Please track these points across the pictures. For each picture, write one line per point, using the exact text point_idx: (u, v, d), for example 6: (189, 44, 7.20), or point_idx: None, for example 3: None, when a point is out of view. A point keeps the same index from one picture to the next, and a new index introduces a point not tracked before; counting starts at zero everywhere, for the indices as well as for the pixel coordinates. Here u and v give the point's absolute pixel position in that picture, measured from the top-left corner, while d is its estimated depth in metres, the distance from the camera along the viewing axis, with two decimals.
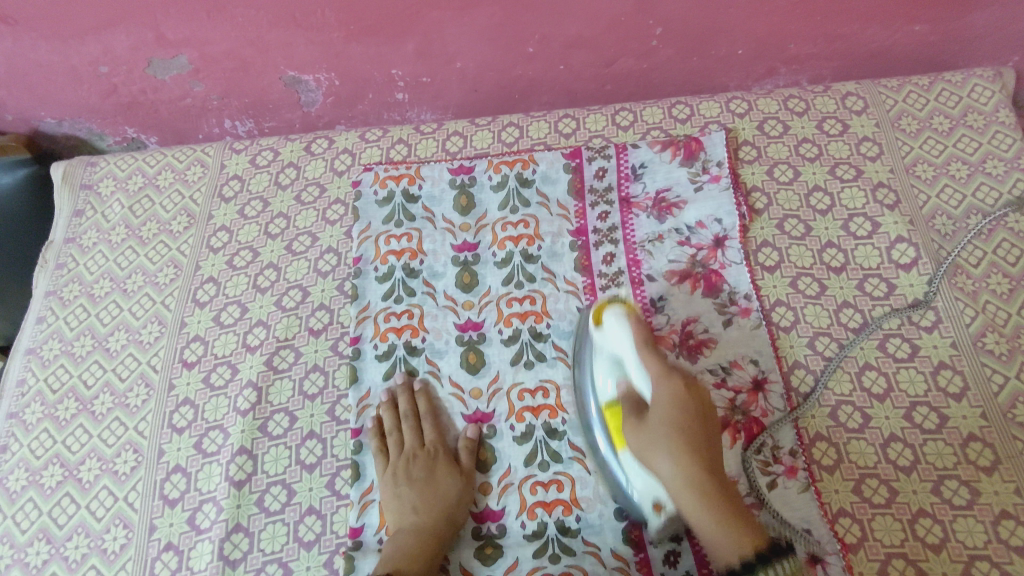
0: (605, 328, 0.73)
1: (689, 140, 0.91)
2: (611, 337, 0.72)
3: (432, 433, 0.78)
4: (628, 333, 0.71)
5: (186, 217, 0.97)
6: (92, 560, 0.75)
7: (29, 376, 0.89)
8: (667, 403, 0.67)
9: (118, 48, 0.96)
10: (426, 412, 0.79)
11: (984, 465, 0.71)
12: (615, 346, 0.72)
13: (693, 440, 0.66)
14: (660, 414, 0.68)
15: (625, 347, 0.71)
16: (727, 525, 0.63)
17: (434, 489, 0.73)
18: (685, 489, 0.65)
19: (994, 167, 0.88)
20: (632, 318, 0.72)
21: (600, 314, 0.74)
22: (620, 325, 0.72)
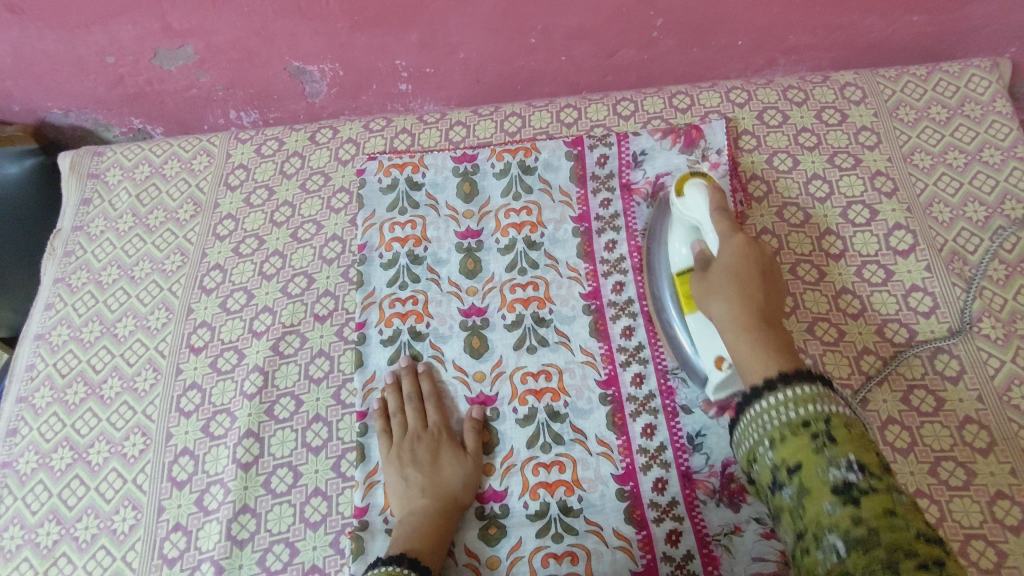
0: (684, 196, 0.74)
1: (690, 128, 0.92)
2: (687, 207, 0.74)
3: (435, 414, 0.79)
4: (706, 205, 0.73)
5: (193, 206, 0.98)
6: (102, 540, 0.76)
7: (39, 362, 0.90)
8: (730, 256, 0.67)
9: (125, 38, 0.97)
10: (429, 395, 0.80)
11: (980, 447, 0.72)
12: (689, 211, 0.74)
13: (753, 281, 0.65)
14: (723, 257, 0.68)
15: (704, 215, 0.73)
16: (758, 345, 0.61)
17: (439, 471, 0.74)
18: (725, 299, 0.65)
19: (991, 156, 0.89)
20: (712, 191, 0.73)
21: (681, 185, 0.75)
22: (699, 197, 0.73)
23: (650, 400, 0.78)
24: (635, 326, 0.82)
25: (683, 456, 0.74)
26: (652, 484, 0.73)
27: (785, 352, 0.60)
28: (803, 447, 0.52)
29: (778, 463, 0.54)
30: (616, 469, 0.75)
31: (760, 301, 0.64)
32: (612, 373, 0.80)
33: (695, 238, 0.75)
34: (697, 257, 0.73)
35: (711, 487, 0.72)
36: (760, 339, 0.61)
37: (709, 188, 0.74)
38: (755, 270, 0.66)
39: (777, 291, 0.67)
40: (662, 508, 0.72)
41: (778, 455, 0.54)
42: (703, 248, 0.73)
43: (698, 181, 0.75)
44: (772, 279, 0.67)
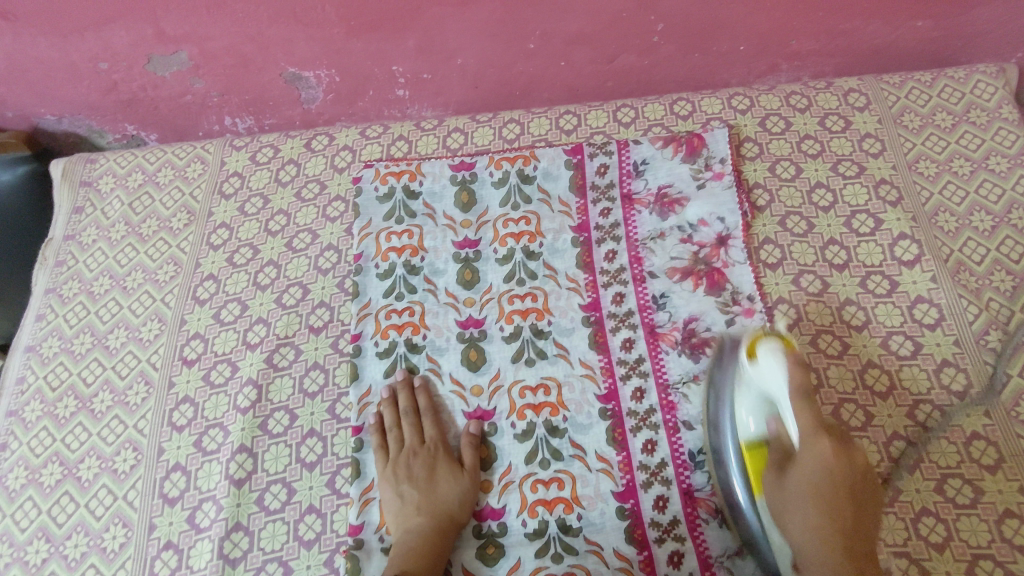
0: (760, 363, 0.66)
1: (691, 137, 0.91)
2: (761, 376, 0.67)
3: (432, 430, 0.77)
4: (784, 384, 0.65)
5: (186, 215, 0.97)
6: (92, 558, 0.75)
7: (29, 374, 0.88)
8: (816, 472, 0.63)
9: (118, 44, 0.96)
10: (426, 410, 0.78)
11: (988, 463, 0.70)
12: (768, 384, 0.66)
13: (837, 496, 0.62)
14: (808, 466, 0.63)
15: (778, 394, 0.65)
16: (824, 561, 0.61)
17: (433, 489, 0.73)
18: (810, 527, 0.62)
19: (998, 164, 0.87)
20: (792, 359, 0.65)
21: (753, 346, 0.68)
22: (775, 370, 0.65)
23: (651, 415, 0.76)
24: (635, 338, 0.80)
25: (684, 473, 0.73)
26: (653, 502, 0.72)
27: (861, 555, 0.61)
28: None
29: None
30: (616, 486, 0.73)
31: (846, 520, 0.61)
32: (612, 387, 0.78)
33: (770, 414, 0.68)
34: (777, 448, 0.67)
35: (713, 506, 0.71)
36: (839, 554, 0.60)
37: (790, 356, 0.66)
38: (846, 500, 0.62)
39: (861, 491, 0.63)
40: (664, 527, 0.71)
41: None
42: (781, 431, 0.67)
43: (776, 342, 0.67)
44: (864, 494, 0.63)
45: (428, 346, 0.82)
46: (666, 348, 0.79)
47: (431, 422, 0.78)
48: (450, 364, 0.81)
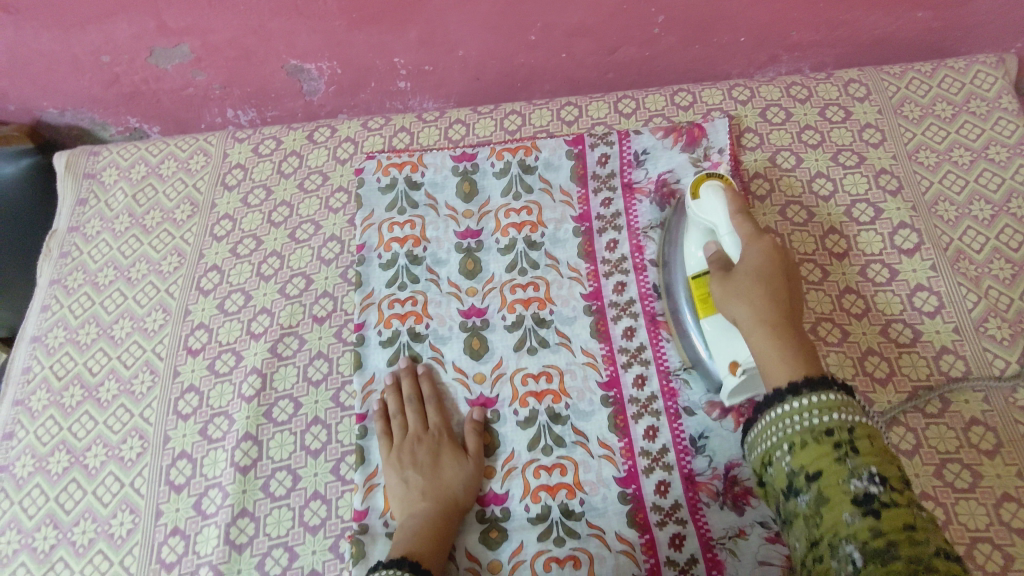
0: (701, 198, 0.75)
1: (693, 127, 0.91)
2: (706, 212, 0.75)
3: (437, 417, 0.78)
4: (724, 218, 0.73)
5: (190, 206, 0.97)
6: (99, 544, 0.76)
7: (35, 364, 0.89)
8: (758, 258, 0.68)
9: (120, 37, 0.96)
10: (431, 397, 0.79)
11: (986, 448, 0.71)
12: (710, 216, 0.74)
13: (776, 278, 0.67)
14: (749, 259, 0.68)
15: (716, 216, 0.74)
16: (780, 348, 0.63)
17: (439, 474, 0.73)
18: (751, 310, 0.66)
19: (997, 153, 0.88)
20: (729, 194, 0.74)
21: (697, 187, 0.76)
22: (715, 198, 0.74)
23: (652, 402, 0.77)
24: (637, 327, 0.81)
25: (685, 458, 0.74)
26: (655, 487, 0.73)
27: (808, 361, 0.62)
28: (825, 459, 0.55)
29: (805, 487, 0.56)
30: (618, 471, 0.74)
31: (782, 278, 0.67)
32: (613, 375, 0.79)
33: (711, 240, 0.75)
34: (716, 261, 0.72)
35: (714, 489, 0.72)
36: (787, 346, 0.63)
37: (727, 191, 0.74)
38: (786, 271, 0.68)
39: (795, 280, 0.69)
40: (665, 511, 0.71)
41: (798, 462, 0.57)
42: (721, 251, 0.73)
43: (715, 182, 0.76)
44: (795, 276, 0.69)
45: (430, 335, 0.83)
46: (667, 336, 0.80)
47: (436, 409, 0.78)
48: (452, 353, 0.82)
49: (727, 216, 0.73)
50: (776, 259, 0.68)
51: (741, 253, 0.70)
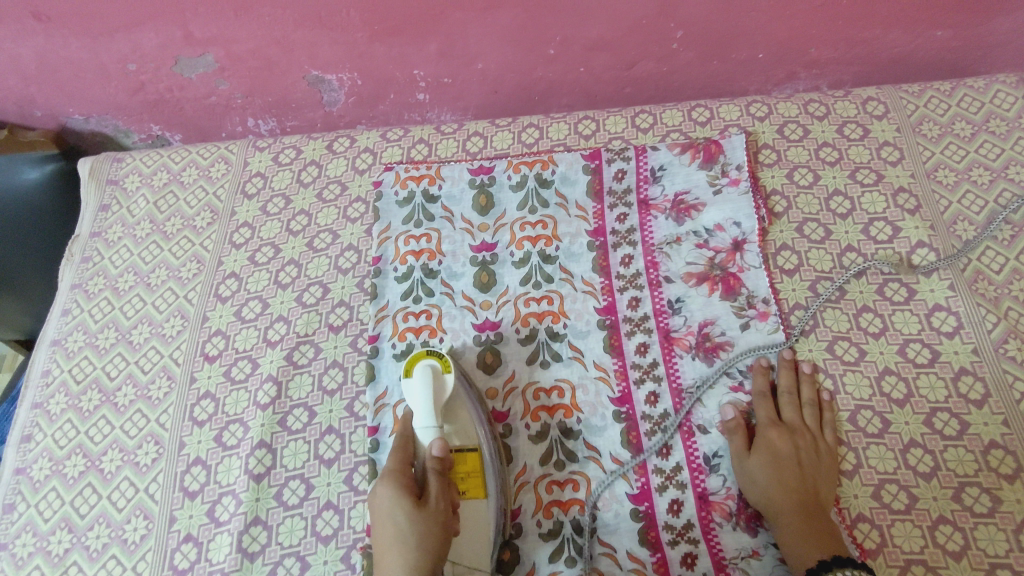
0: (412, 378, 0.75)
1: (709, 143, 0.91)
2: (412, 394, 0.74)
3: (401, 525, 0.65)
4: (427, 389, 0.74)
5: (209, 213, 0.99)
6: (113, 549, 0.76)
7: (54, 368, 0.90)
8: (776, 442, 0.72)
9: (147, 46, 0.98)
10: (388, 503, 0.66)
11: (1006, 473, 0.70)
12: (415, 402, 0.74)
13: (787, 466, 0.71)
14: (475, 522, 0.70)
15: (421, 402, 0.74)
16: (812, 516, 0.67)
17: (409, 543, 0.64)
18: (771, 482, 0.70)
19: (1017, 173, 0.87)
20: (439, 381, 0.75)
21: (412, 364, 0.77)
22: (424, 382, 0.74)
23: (665, 419, 0.77)
24: (650, 343, 0.81)
25: (700, 477, 0.74)
26: (668, 506, 0.72)
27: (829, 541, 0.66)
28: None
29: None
30: (631, 489, 0.74)
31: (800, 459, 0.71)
32: (626, 390, 0.79)
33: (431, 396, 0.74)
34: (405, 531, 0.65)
35: (727, 509, 0.72)
36: (816, 531, 0.66)
37: (438, 375, 0.75)
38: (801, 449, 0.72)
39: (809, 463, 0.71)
40: (677, 531, 0.71)
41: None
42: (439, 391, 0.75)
43: (427, 360, 0.77)
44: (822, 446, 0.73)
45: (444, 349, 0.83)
46: (680, 352, 0.80)
47: (401, 505, 0.66)
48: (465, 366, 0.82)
49: (426, 409, 0.73)
50: (799, 417, 0.75)
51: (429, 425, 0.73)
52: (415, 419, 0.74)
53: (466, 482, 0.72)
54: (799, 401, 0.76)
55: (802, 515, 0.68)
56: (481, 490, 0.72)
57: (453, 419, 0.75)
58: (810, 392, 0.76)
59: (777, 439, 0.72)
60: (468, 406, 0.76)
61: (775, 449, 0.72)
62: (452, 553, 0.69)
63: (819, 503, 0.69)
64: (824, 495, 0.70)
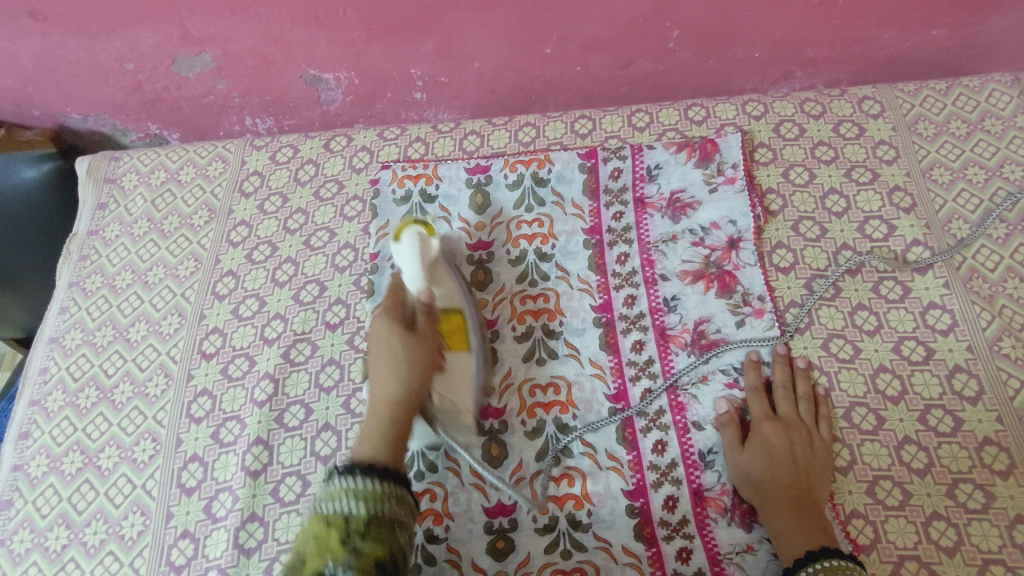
0: (401, 244, 0.79)
1: (705, 142, 0.91)
2: (400, 253, 0.78)
3: (396, 349, 0.66)
4: (415, 253, 0.78)
5: (207, 212, 0.99)
6: (110, 546, 0.77)
7: (51, 365, 0.90)
8: (770, 436, 0.72)
9: (144, 45, 0.98)
10: (382, 330, 0.69)
11: (1000, 469, 0.70)
12: (403, 258, 0.78)
13: (780, 459, 0.71)
14: (461, 370, 0.75)
15: (411, 262, 0.78)
16: (803, 509, 0.67)
17: (399, 398, 0.64)
18: (765, 475, 0.70)
19: (1012, 172, 0.87)
20: (425, 246, 0.79)
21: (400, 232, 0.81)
22: (412, 245, 0.78)
23: (660, 416, 0.77)
24: (646, 340, 0.81)
25: (695, 473, 0.74)
26: (663, 502, 0.73)
27: (820, 533, 0.66)
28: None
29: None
30: (627, 484, 0.74)
31: (794, 452, 0.71)
32: (621, 387, 0.79)
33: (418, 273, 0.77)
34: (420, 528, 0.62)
35: (723, 505, 0.72)
36: (807, 524, 0.66)
37: (425, 238, 0.80)
38: (795, 444, 0.72)
39: (802, 458, 0.71)
40: (672, 526, 0.71)
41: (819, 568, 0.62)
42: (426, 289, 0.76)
43: (414, 227, 0.81)
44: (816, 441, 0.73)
45: None
46: (676, 349, 0.80)
47: (396, 335, 0.67)
48: None
49: (415, 261, 0.77)
50: (793, 412, 0.75)
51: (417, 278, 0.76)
52: (404, 275, 0.77)
53: (450, 337, 0.76)
54: (794, 397, 0.76)
55: (793, 508, 0.68)
56: (465, 344, 0.76)
57: (439, 282, 0.79)
58: (805, 388, 0.77)
59: (771, 433, 0.73)
60: (448, 271, 0.81)
61: (769, 443, 0.72)
62: (438, 387, 0.73)
63: (811, 496, 0.69)
64: (817, 488, 0.70)
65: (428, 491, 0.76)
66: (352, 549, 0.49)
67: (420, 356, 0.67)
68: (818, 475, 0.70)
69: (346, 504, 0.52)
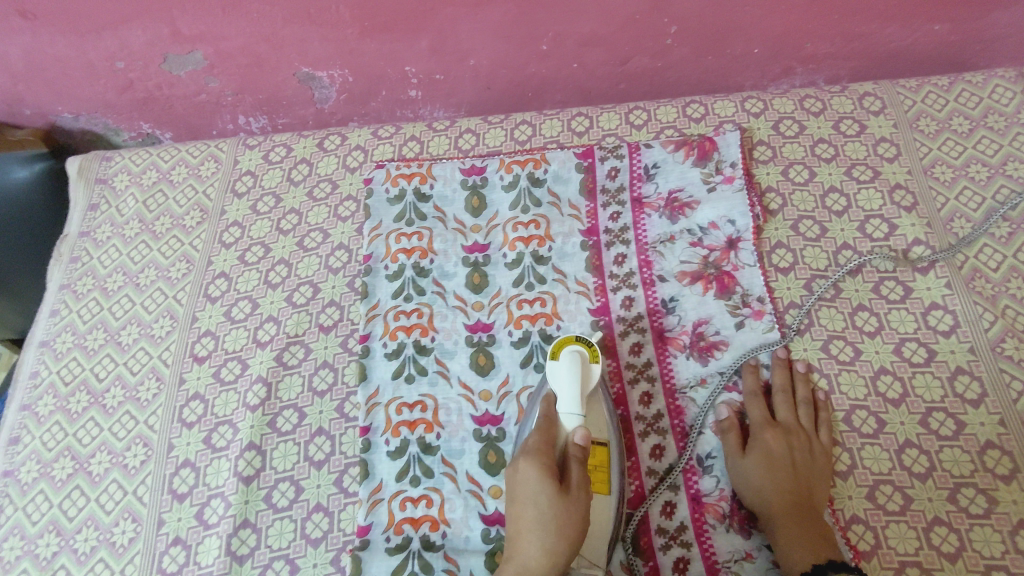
0: (560, 362, 0.73)
1: (704, 140, 0.89)
2: (559, 381, 0.72)
3: (541, 503, 0.64)
4: (574, 376, 0.72)
5: (199, 212, 0.98)
6: (102, 552, 0.76)
7: (42, 369, 0.89)
8: (769, 445, 0.72)
9: (135, 43, 0.97)
10: (532, 480, 0.65)
11: (1002, 473, 0.69)
12: (558, 385, 0.72)
13: (779, 467, 0.70)
14: (600, 519, 0.68)
15: (566, 389, 0.71)
16: (804, 516, 0.67)
17: (545, 564, 0.61)
18: (764, 482, 0.69)
19: (1015, 169, 0.86)
20: (584, 368, 0.72)
21: (560, 348, 0.75)
22: (572, 372, 0.72)
23: (659, 421, 0.76)
24: (644, 343, 0.80)
25: (693, 478, 0.73)
26: (661, 509, 0.72)
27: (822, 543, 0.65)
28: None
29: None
30: (625, 492, 0.73)
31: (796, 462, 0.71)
32: (620, 392, 0.78)
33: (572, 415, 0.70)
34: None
35: (721, 511, 0.71)
36: (810, 533, 0.66)
37: (586, 363, 0.73)
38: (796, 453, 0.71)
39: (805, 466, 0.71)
40: (670, 533, 0.70)
41: None
42: (585, 375, 0.72)
43: (574, 346, 0.74)
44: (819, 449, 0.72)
45: (436, 349, 0.82)
46: (675, 352, 0.79)
47: (546, 489, 0.64)
48: (458, 364, 0.81)
49: (571, 394, 0.70)
50: (794, 418, 0.74)
51: (571, 425, 0.69)
52: (558, 402, 0.71)
53: (593, 475, 0.70)
54: (794, 401, 0.75)
55: (795, 516, 0.67)
56: (607, 485, 0.69)
57: (590, 410, 0.73)
58: (805, 393, 0.76)
59: (771, 441, 0.72)
60: (604, 403, 0.74)
61: (769, 450, 0.71)
62: (584, 547, 0.68)
63: (813, 505, 0.68)
64: (817, 497, 0.69)
65: (424, 498, 0.73)
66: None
67: (567, 519, 0.63)
68: (821, 481, 0.70)
69: None
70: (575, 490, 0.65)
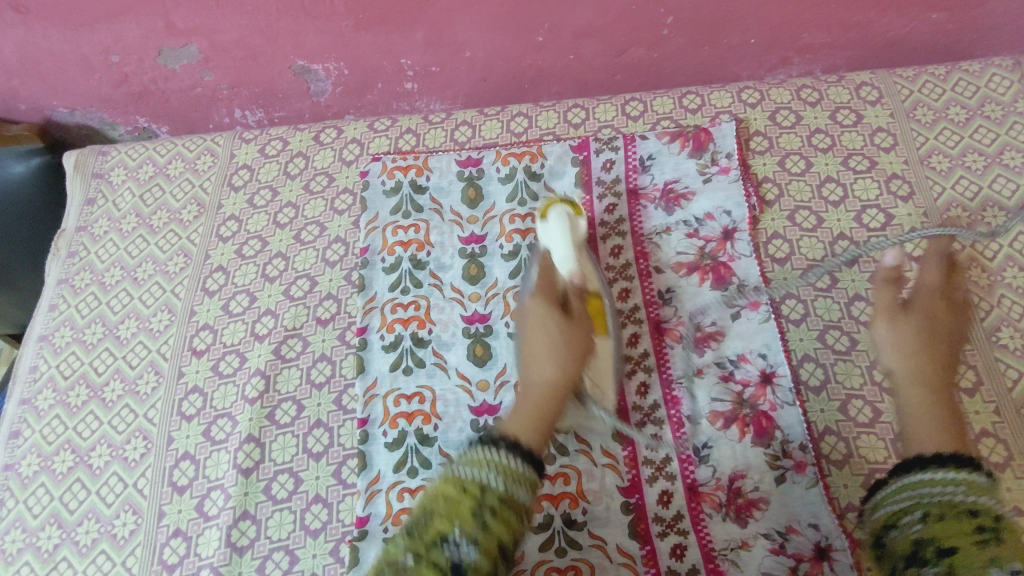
0: (549, 223, 0.75)
1: (699, 131, 0.90)
2: (550, 234, 0.74)
3: (552, 332, 0.64)
4: (564, 230, 0.74)
5: (196, 206, 0.98)
6: (103, 544, 0.76)
7: (41, 363, 0.90)
8: (919, 318, 0.66)
9: (129, 37, 0.97)
10: (539, 312, 0.67)
11: (997, 462, 0.69)
12: (550, 240, 0.74)
13: (936, 337, 0.65)
14: (604, 355, 0.74)
15: (558, 241, 0.74)
16: (937, 372, 0.63)
17: (559, 383, 0.61)
18: (918, 348, 0.64)
19: (1012, 158, 0.86)
20: (574, 225, 0.75)
21: (547, 210, 0.77)
22: (561, 224, 0.74)
23: (655, 411, 0.77)
24: (640, 334, 0.81)
25: (689, 468, 0.73)
26: (657, 498, 0.72)
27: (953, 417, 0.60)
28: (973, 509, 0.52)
29: (924, 537, 0.50)
30: (622, 482, 0.74)
31: (947, 329, 0.66)
32: None
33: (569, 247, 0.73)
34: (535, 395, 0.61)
35: (718, 500, 0.71)
36: (944, 404, 0.61)
37: (574, 219, 0.76)
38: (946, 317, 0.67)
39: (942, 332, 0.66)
40: (667, 522, 0.71)
41: (931, 529, 0.51)
42: (574, 234, 0.74)
43: (560, 206, 0.77)
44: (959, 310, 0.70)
45: (433, 341, 0.82)
46: (671, 343, 0.80)
47: (552, 315, 0.65)
48: (455, 356, 0.81)
49: (564, 241, 0.73)
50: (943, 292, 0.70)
51: (568, 267, 0.72)
52: (553, 252, 0.73)
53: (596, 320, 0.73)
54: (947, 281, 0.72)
55: (938, 372, 0.63)
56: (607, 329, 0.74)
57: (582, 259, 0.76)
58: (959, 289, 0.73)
59: (937, 311, 0.68)
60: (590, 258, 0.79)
61: (931, 320, 0.66)
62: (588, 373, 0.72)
63: (948, 352, 0.65)
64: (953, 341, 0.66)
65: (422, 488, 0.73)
66: (481, 522, 0.49)
67: (575, 335, 0.64)
68: (944, 339, 0.65)
69: (486, 473, 0.52)
70: (576, 309, 0.67)
